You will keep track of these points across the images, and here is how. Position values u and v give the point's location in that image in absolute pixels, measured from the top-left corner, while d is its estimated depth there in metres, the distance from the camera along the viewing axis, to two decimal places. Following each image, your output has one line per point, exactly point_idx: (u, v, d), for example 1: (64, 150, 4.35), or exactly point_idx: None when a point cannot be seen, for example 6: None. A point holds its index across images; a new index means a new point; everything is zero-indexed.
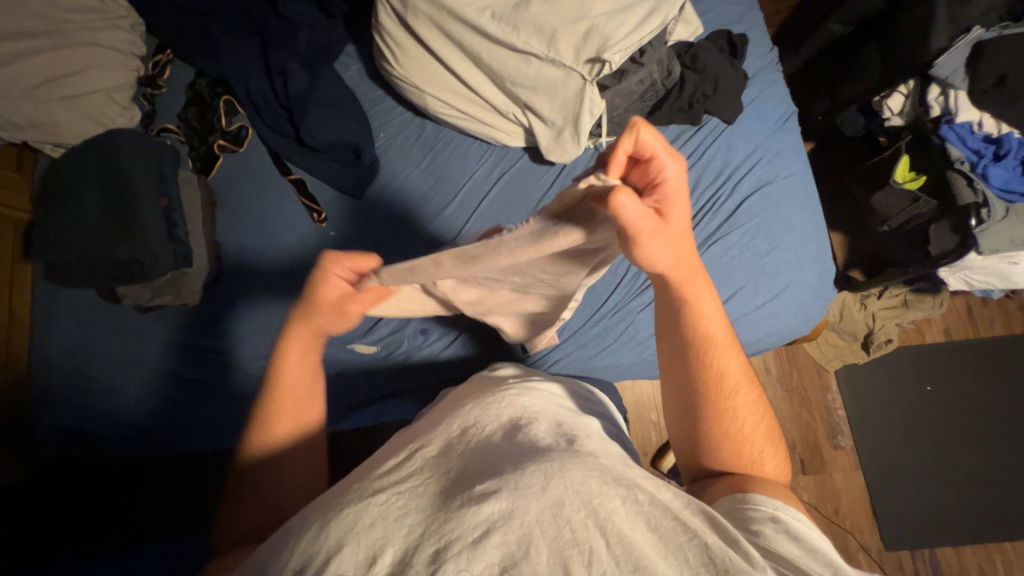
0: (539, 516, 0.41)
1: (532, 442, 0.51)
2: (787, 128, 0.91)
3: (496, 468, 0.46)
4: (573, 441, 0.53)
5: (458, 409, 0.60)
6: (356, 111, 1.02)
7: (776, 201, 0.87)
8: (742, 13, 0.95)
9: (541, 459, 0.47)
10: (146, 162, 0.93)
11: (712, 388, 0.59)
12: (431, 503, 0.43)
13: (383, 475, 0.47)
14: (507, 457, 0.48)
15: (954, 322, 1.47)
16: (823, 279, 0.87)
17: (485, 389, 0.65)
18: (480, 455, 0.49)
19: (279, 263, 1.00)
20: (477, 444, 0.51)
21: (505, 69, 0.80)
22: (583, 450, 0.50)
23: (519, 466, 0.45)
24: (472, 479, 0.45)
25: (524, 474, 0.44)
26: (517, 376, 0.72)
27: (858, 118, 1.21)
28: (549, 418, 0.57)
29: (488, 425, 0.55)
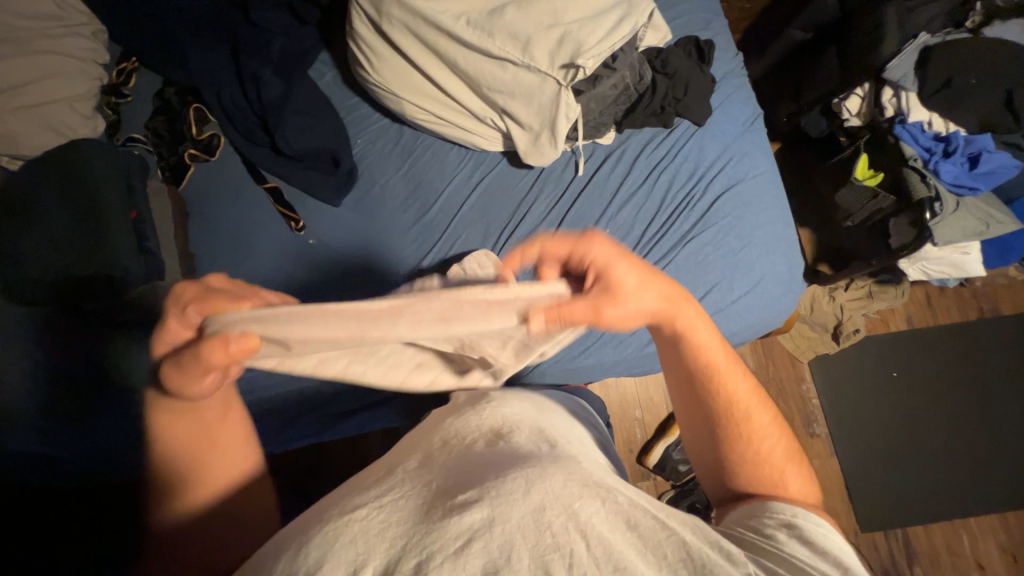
0: (519, 523, 0.41)
1: (515, 450, 0.52)
2: (754, 129, 0.95)
3: (478, 477, 0.46)
4: (554, 447, 0.54)
5: (443, 423, 0.61)
6: (333, 119, 1.01)
7: (747, 200, 0.90)
8: (709, 20, 0.98)
9: (523, 465, 0.47)
10: (113, 174, 0.89)
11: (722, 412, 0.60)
12: (413, 514, 0.43)
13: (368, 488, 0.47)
14: (490, 465, 0.48)
15: (916, 311, 1.55)
16: (793, 273, 0.91)
17: (470, 401, 0.66)
18: (463, 465, 0.50)
19: (255, 274, 0.98)
20: (460, 455, 0.52)
21: (481, 75, 0.81)
22: (564, 456, 0.51)
23: (500, 473, 0.46)
24: (454, 489, 0.45)
25: (506, 481, 0.44)
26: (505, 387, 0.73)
27: (820, 119, 1.27)
28: (531, 425, 0.58)
29: (471, 436, 0.55)
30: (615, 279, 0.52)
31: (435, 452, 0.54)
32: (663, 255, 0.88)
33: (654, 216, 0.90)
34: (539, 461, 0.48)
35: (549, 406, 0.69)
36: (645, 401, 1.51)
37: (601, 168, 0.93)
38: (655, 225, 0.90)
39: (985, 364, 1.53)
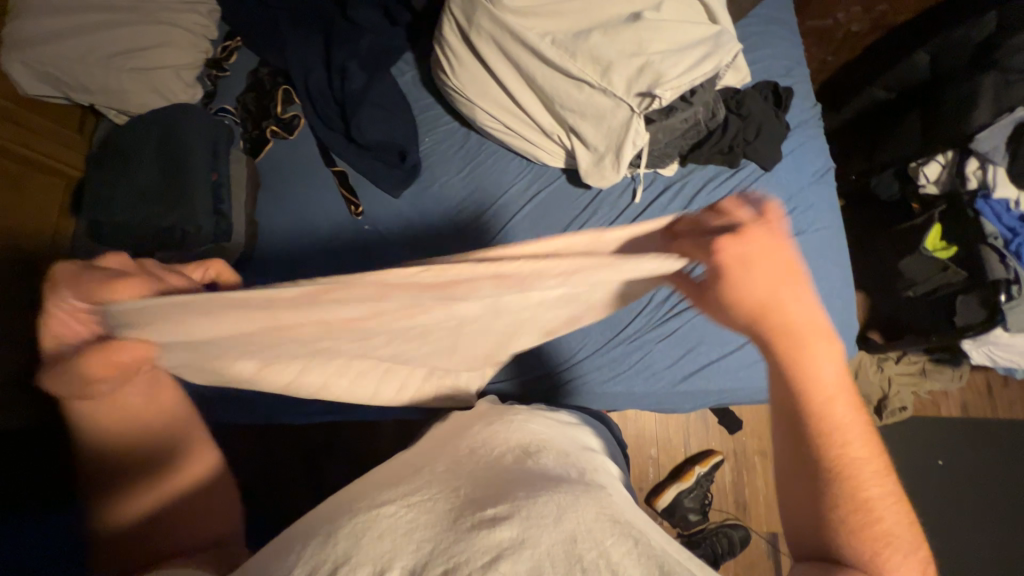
0: (550, 547, 0.40)
1: (542, 470, 0.52)
2: (823, 181, 0.92)
3: (506, 493, 0.47)
4: (580, 475, 0.53)
5: (472, 433, 0.62)
6: (406, 115, 1.06)
7: (806, 252, 0.87)
8: (790, 68, 0.97)
9: (555, 490, 0.47)
10: (204, 140, 0.97)
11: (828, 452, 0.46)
12: (441, 519, 0.44)
13: (399, 488, 0.49)
14: (517, 482, 0.49)
15: (972, 398, 1.44)
16: (845, 334, 0.87)
17: (499, 414, 0.67)
18: (491, 476, 0.51)
19: (309, 249, 1.03)
20: (487, 467, 0.53)
21: (556, 92, 0.83)
22: (592, 487, 0.51)
23: (531, 494, 0.46)
24: (481, 500, 0.46)
25: (537, 504, 0.44)
26: (537, 407, 0.74)
27: (893, 182, 1.24)
28: (557, 449, 0.59)
29: (498, 450, 0.57)
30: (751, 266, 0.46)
31: (463, 461, 0.55)
32: None
33: None
34: (569, 488, 0.49)
35: (580, 431, 0.69)
36: (663, 442, 1.46)
37: (659, 198, 0.93)
38: None
39: None
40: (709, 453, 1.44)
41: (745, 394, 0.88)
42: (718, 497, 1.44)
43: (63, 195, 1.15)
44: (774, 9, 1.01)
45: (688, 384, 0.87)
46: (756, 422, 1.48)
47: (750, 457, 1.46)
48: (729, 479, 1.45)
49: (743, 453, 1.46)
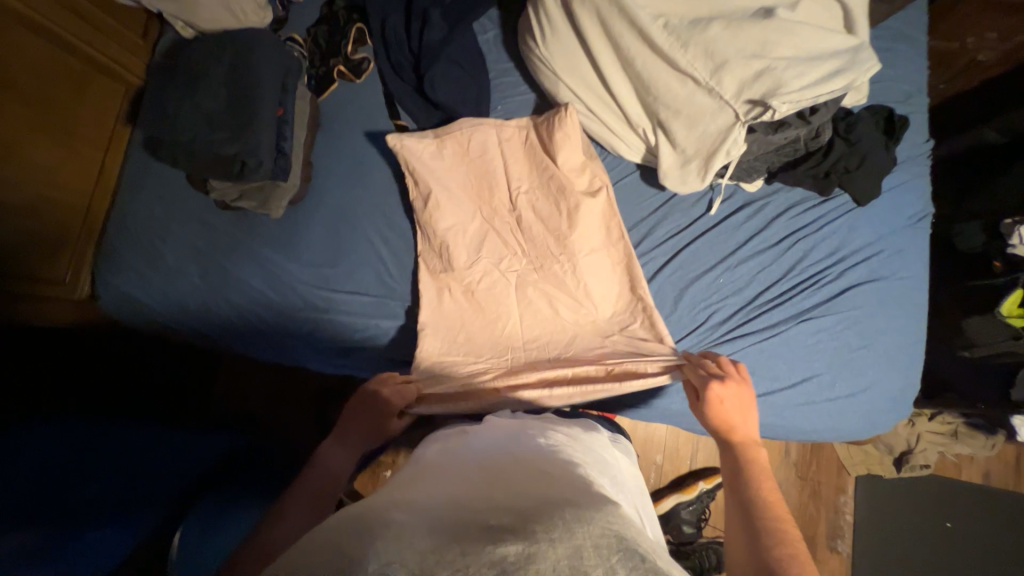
0: (554, 564, 0.36)
1: (556, 492, 0.49)
2: (917, 228, 0.85)
3: (514, 515, 0.44)
4: (598, 502, 0.48)
5: (488, 454, 0.61)
6: (483, 76, 1.00)
7: (884, 300, 0.82)
8: (909, 94, 0.88)
9: (562, 508, 0.44)
10: (273, 73, 0.92)
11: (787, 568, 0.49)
12: (440, 534, 0.41)
13: (406, 507, 0.47)
14: (527, 503, 0.46)
15: (996, 468, 1.40)
16: (904, 394, 0.83)
17: (517, 437, 0.66)
18: (500, 498, 0.48)
19: (365, 204, 1.03)
20: (496, 488, 0.50)
21: (655, 82, 0.77)
22: (604, 509, 0.46)
23: (541, 515, 0.43)
24: (487, 522, 0.43)
25: (544, 522, 0.41)
26: (563, 429, 0.71)
27: (978, 234, 1.13)
28: (571, 469, 0.57)
29: (508, 475, 0.54)
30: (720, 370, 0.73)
31: (474, 487, 0.52)
32: (772, 324, 0.83)
33: (775, 282, 0.84)
34: (579, 505, 0.46)
35: (602, 454, 0.67)
36: (669, 450, 1.45)
37: (736, 214, 0.87)
38: (774, 291, 0.84)
39: None
40: (714, 471, 1.43)
41: (785, 433, 0.85)
42: (714, 514, 1.45)
43: (122, 101, 1.13)
44: (906, 23, 0.90)
45: None
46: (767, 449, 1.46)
47: None
48: None
49: None
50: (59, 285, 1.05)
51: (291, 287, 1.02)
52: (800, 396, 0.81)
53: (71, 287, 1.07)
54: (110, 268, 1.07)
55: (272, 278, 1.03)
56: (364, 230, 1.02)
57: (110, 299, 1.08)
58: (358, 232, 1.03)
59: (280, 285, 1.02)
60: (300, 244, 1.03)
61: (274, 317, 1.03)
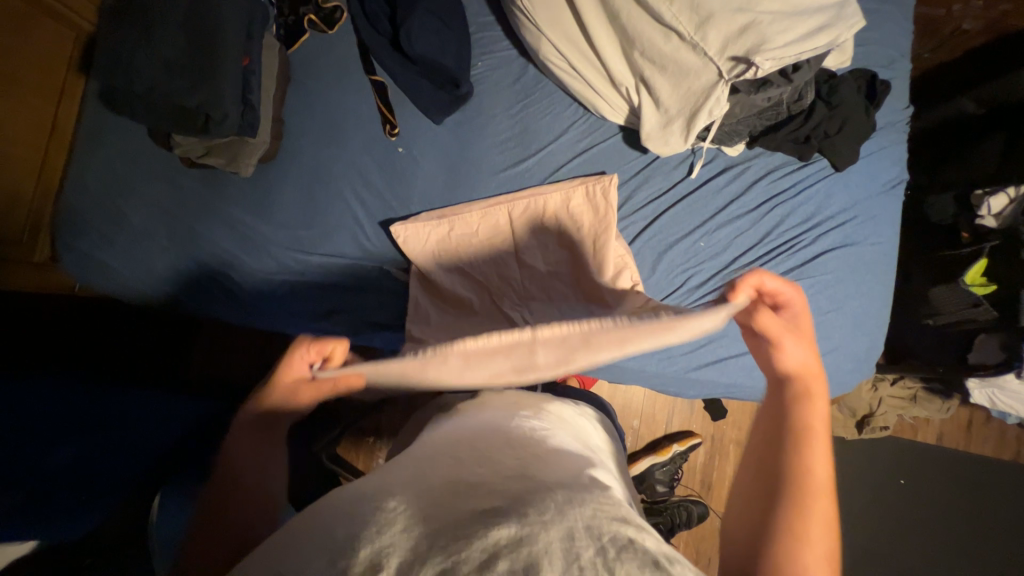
0: (547, 546, 0.37)
1: (547, 478, 0.50)
2: (891, 194, 0.86)
3: (503, 496, 0.45)
4: (586, 486, 0.50)
5: (481, 432, 0.62)
6: (461, 30, 0.95)
7: (856, 265, 0.84)
8: (892, 58, 0.87)
9: (553, 492, 0.46)
10: (236, 19, 0.86)
11: (782, 543, 0.50)
12: (433, 517, 0.41)
13: (400, 489, 0.47)
14: (520, 486, 0.47)
15: (949, 429, 1.47)
16: (869, 354, 0.85)
17: (507, 421, 0.67)
18: (495, 479, 0.49)
19: (338, 161, 0.98)
20: (489, 470, 0.51)
21: (638, 37, 0.75)
22: (594, 494, 0.49)
23: (533, 495, 0.44)
24: (484, 504, 0.43)
25: (536, 504, 0.42)
26: (556, 414, 0.75)
27: (950, 205, 1.15)
28: (560, 454, 0.60)
29: (501, 457, 0.55)
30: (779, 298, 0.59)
31: (466, 468, 0.52)
32: None
33: (752, 247, 0.85)
34: (571, 490, 0.48)
35: (588, 442, 0.71)
36: (646, 415, 1.50)
37: (716, 178, 0.87)
38: (750, 256, 0.85)
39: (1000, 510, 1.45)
40: (688, 434, 1.49)
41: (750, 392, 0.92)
42: (687, 475, 1.51)
43: (73, 49, 1.05)
44: None
45: (699, 373, 0.89)
46: (740, 412, 1.52)
47: (725, 444, 1.52)
48: (701, 461, 1.51)
49: (720, 439, 1.51)
50: (14, 244, 1.00)
51: (264, 250, 0.99)
52: None
53: (28, 247, 1.03)
54: (70, 228, 1.02)
55: (242, 238, 0.99)
56: (338, 190, 0.98)
57: (70, 261, 1.03)
58: (331, 193, 0.98)
59: (250, 246, 0.99)
60: (270, 204, 0.99)
61: (247, 277, 1.00)
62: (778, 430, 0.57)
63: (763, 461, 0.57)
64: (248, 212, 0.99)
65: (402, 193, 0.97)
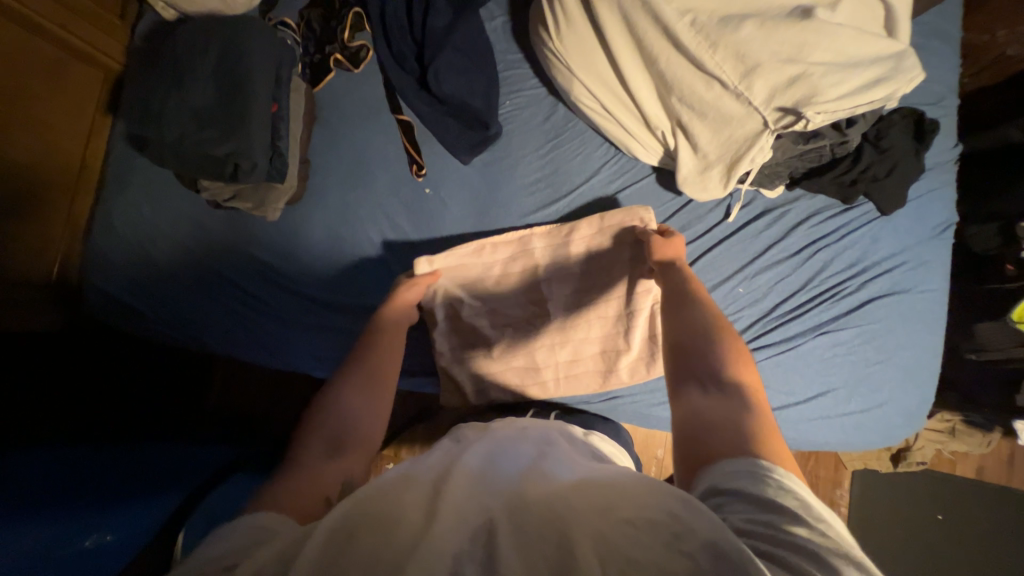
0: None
1: (552, 478, 0.47)
2: (942, 238, 0.82)
3: (505, 499, 0.44)
4: (590, 478, 0.47)
5: (496, 442, 0.57)
6: (490, 69, 0.94)
7: (906, 314, 0.80)
8: (940, 95, 0.84)
9: (557, 492, 0.44)
10: (265, 64, 0.86)
11: (732, 444, 0.48)
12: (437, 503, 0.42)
13: (405, 475, 0.48)
14: (524, 491, 0.44)
15: (991, 463, 1.41)
16: (921, 408, 0.81)
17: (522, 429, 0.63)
18: (501, 489, 0.46)
19: (365, 202, 0.97)
20: (495, 473, 0.48)
21: (679, 82, 0.72)
22: (596, 481, 0.46)
23: (539, 503, 0.42)
24: (484, 513, 0.41)
25: (540, 509, 0.42)
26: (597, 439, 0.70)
27: (993, 236, 1.11)
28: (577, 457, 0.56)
29: (508, 468, 0.50)
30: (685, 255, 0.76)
31: (475, 470, 0.49)
32: (787, 338, 0.81)
33: (793, 295, 0.82)
34: (575, 488, 0.45)
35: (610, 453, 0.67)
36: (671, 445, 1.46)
37: (755, 221, 0.84)
38: (791, 304, 0.82)
39: None
40: None
41: (796, 445, 0.84)
42: None
43: (101, 89, 1.05)
44: (941, 17, 0.85)
45: None
46: None
47: None
48: None
49: None
50: None
51: (291, 289, 0.99)
52: (812, 412, 0.80)
53: None
54: (98, 267, 1.02)
55: (268, 279, 0.99)
56: (364, 231, 0.97)
57: (98, 300, 1.03)
58: (356, 233, 0.97)
59: (274, 285, 0.99)
60: (295, 248, 0.98)
61: (271, 317, 1.00)
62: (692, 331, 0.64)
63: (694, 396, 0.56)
64: (274, 253, 0.99)
65: (428, 233, 0.96)
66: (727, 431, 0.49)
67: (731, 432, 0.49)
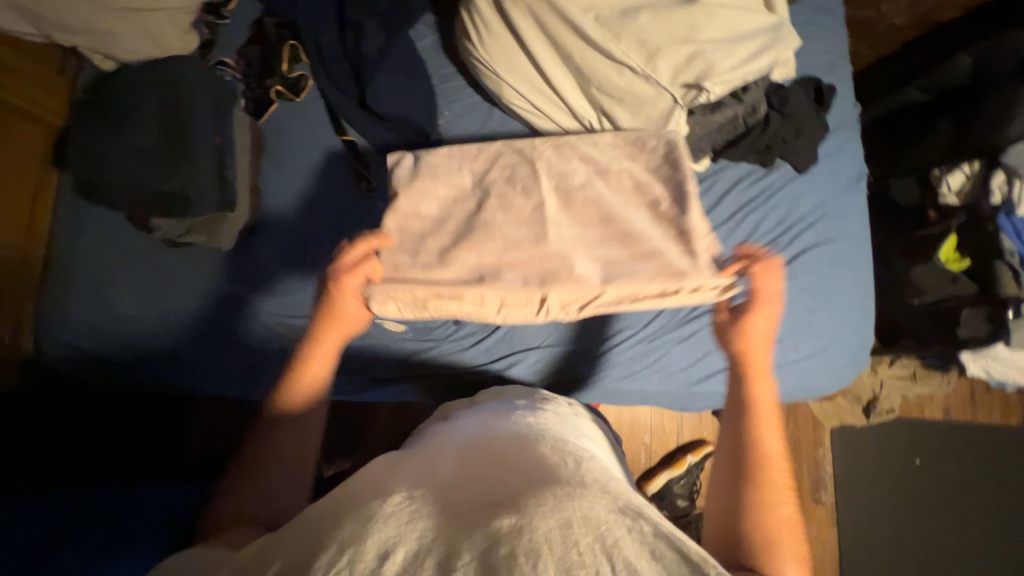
0: (545, 534, 0.39)
1: (538, 467, 0.51)
2: (856, 189, 0.90)
3: (499, 498, 0.46)
4: (579, 469, 0.51)
5: (481, 436, 0.60)
6: (426, 84, 0.99)
7: (835, 261, 0.86)
8: (834, 63, 0.93)
9: (550, 482, 0.47)
10: (207, 100, 0.89)
11: (760, 553, 0.55)
12: (441, 512, 0.44)
13: (408, 482, 0.50)
14: (520, 482, 0.48)
15: (954, 403, 1.48)
16: (862, 347, 0.87)
17: (501, 421, 0.66)
18: (495, 483, 0.49)
19: (319, 224, 1.00)
20: (491, 470, 0.51)
21: (593, 73, 0.79)
22: (590, 478, 0.50)
23: (531, 492, 0.45)
24: (483, 510, 0.44)
25: (536, 496, 0.44)
26: (567, 412, 0.75)
27: (913, 188, 1.21)
28: (554, 440, 0.59)
29: (498, 457, 0.54)
30: (766, 292, 0.65)
31: (471, 475, 0.51)
32: None
33: None
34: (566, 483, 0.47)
35: (579, 423, 0.73)
36: (657, 429, 1.48)
37: None
38: None
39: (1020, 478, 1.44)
40: (700, 443, 1.48)
41: None
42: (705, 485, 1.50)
43: (45, 146, 1.06)
44: None
45: (701, 386, 0.91)
46: None
47: None
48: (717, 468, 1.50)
49: None
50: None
51: (256, 317, 1.00)
52: None
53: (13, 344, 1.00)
54: (52, 321, 1.00)
55: (229, 308, 0.99)
56: (322, 251, 0.99)
57: (53, 354, 1.01)
58: (314, 251, 0.99)
59: (234, 313, 0.99)
60: (252, 274, 0.99)
61: (237, 347, 1.00)
62: (743, 398, 0.66)
63: (732, 483, 0.62)
64: (234, 283, 0.99)
65: None
66: (754, 539, 0.57)
67: (752, 529, 0.57)
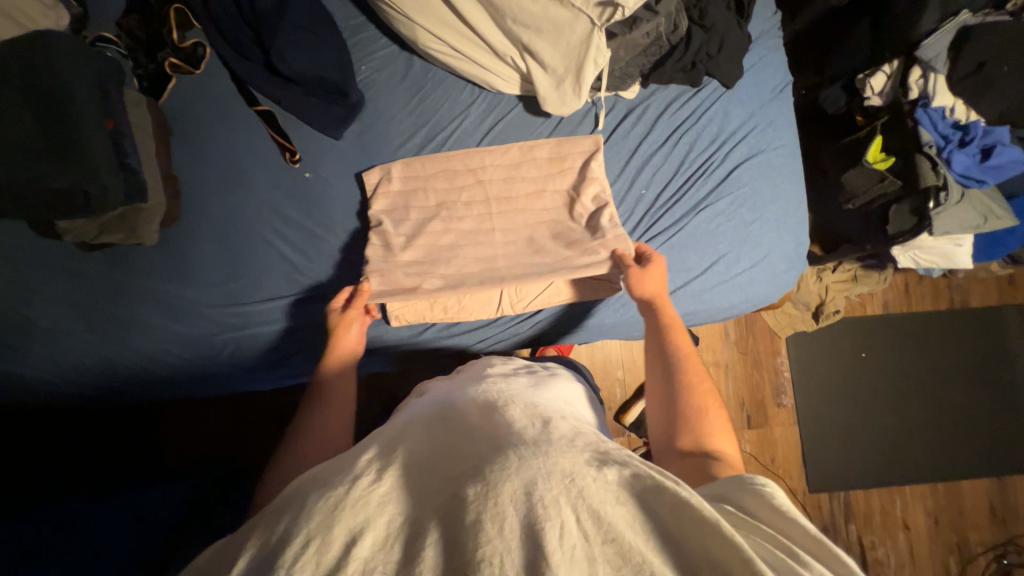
0: (511, 497, 0.40)
1: (505, 431, 0.50)
2: (781, 98, 0.91)
3: (467, 466, 0.45)
4: (549, 425, 0.52)
5: (447, 408, 0.59)
6: (337, 38, 0.92)
7: (767, 171, 0.88)
8: None
9: (517, 444, 0.47)
10: (87, 78, 0.80)
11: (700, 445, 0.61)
12: (412, 493, 0.44)
13: (376, 458, 0.48)
14: (487, 446, 0.48)
15: (892, 297, 1.60)
16: (799, 251, 0.91)
17: (472, 387, 0.66)
18: (463, 454, 0.48)
19: (246, 203, 0.94)
20: (461, 438, 0.51)
21: (507, 5, 0.76)
22: (558, 433, 0.50)
23: (496, 457, 0.45)
24: (453, 483, 0.44)
25: (501, 459, 0.44)
26: (539, 375, 0.74)
27: (840, 95, 1.22)
28: (525, 402, 0.58)
29: (466, 429, 0.53)
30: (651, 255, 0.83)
31: (440, 450, 0.50)
32: (674, 222, 0.87)
33: (670, 181, 0.88)
34: (531, 443, 0.47)
35: (555, 382, 0.72)
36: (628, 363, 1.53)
37: (621, 123, 0.89)
38: (672, 189, 0.88)
39: (949, 354, 1.60)
40: None
41: (708, 315, 0.92)
42: None
43: None
44: None
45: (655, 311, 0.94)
46: (710, 336, 1.52)
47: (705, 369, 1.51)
48: None
49: None
50: None
51: (198, 313, 0.94)
52: (712, 280, 0.88)
53: None
54: None
55: (166, 305, 0.93)
56: (255, 233, 0.94)
57: None
58: (246, 234, 0.94)
59: (172, 310, 0.94)
60: (184, 267, 0.93)
61: (182, 344, 0.94)
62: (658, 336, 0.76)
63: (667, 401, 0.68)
64: (166, 278, 0.93)
65: (320, 216, 0.94)
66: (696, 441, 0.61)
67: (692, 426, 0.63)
